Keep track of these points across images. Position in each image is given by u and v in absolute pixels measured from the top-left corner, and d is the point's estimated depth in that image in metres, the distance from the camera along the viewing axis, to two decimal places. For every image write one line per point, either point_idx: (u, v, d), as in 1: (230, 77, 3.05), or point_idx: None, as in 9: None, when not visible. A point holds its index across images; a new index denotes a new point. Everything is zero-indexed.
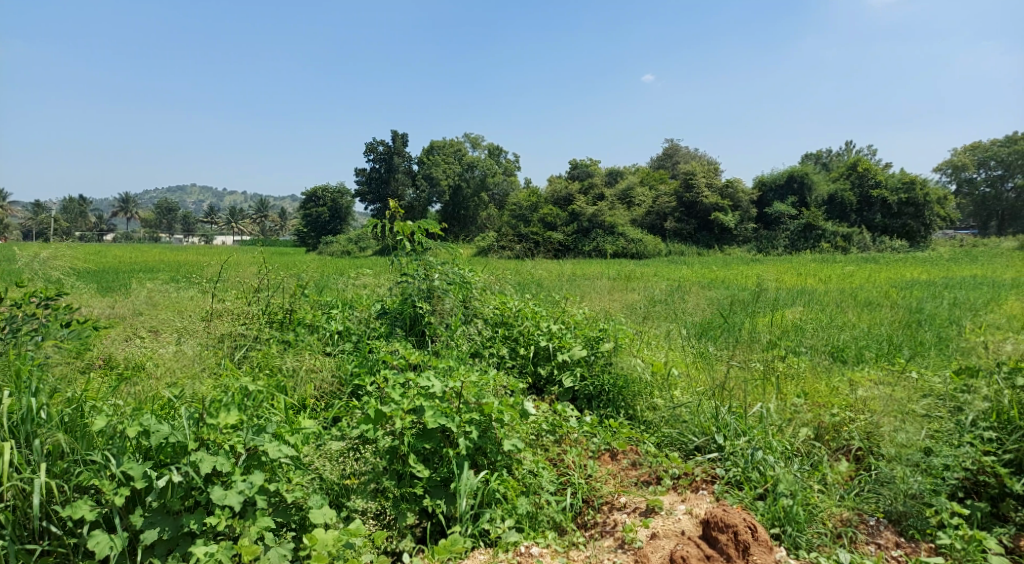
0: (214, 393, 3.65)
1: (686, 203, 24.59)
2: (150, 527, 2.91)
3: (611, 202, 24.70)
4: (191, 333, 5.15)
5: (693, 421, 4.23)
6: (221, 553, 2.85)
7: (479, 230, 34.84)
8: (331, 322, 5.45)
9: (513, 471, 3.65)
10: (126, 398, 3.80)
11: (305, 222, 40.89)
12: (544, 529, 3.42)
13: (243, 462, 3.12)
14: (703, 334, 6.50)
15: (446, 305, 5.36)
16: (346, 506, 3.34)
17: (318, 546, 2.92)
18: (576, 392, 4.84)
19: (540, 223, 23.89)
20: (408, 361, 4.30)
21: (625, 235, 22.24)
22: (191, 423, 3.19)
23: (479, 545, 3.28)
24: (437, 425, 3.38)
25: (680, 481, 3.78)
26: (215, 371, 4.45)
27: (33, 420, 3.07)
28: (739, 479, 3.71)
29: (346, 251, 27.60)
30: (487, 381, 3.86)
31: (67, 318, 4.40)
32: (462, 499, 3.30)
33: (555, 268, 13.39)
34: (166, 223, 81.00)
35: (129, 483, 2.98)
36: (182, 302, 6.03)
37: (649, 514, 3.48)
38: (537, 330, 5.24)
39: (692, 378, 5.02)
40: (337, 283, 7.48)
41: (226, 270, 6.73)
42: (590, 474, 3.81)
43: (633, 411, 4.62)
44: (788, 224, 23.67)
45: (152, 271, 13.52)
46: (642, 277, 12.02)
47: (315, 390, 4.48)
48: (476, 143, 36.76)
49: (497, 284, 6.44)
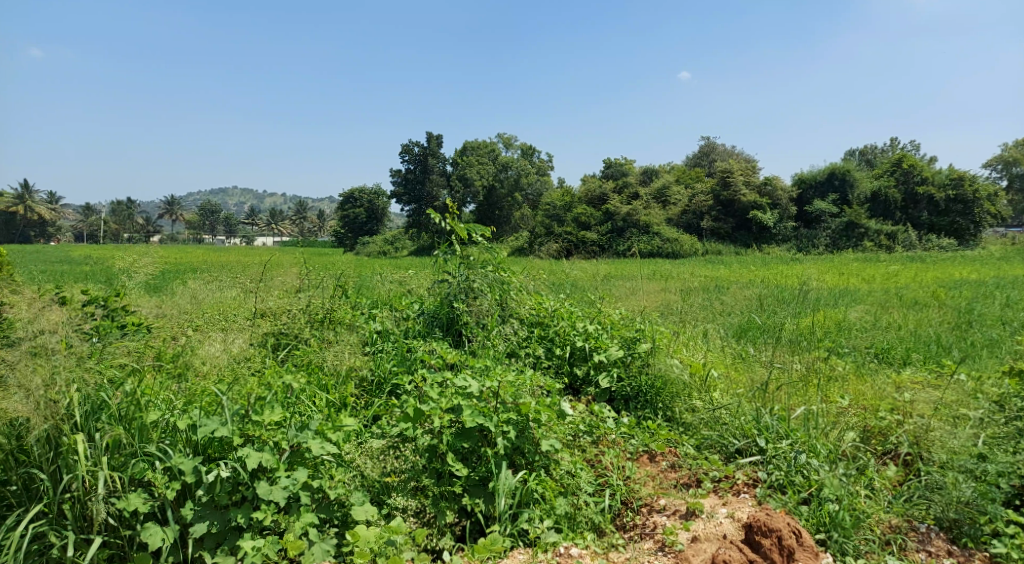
0: (259, 390, 3.75)
1: (723, 202, 24.26)
2: (199, 520, 2.98)
3: (646, 200, 24.48)
4: (236, 329, 5.28)
5: (733, 424, 4.16)
6: (268, 548, 2.93)
7: (514, 232, 33.68)
8: (370, 321, 5.53)
9: (550, 471, 3.66)
10: (177, 392, 3.93)
11: (341, 223, 41.48)
12: (582, 531, 3.41)
13: (287, 458, 3.21)
14: (742, 335, 6.40)
15: (483, 304, 5.39)
16: (387, 504, 3.39)
17: (360, 542, 3.02)
18: (613, 393, 4.81)
19: (574, 223, 23.84)
20: (445, 361, 4.35)
21: (659, 233, 21.99)
22: (238, 419, 3.29)
23: (518, 545, 3.28)
24: (475, 424, 3.42)
25: (721, 484, 3.71)
26: (260, 369, 4.56)
27: (94, 414, 3.21)
28: (783, 483, 3.63)
29: (382, 251, 28.02)
30: (523, 380, 3.89)
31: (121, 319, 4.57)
32: (500, 498, 3.32)
33: (591, 268, 13.34)
34: (209, 224, 83.38)
35: (180, 476, 3.09)
36: (227, 301, 6.19)
37: (689, 517, 3.43)
38: (573, 330, 5.24)
39: (732, 380, 4.94)
40: (377, 282, 7.58)
41: (269, 270, 6.88)
42: (628, 476, 3.79)
43: (671, 412, 4.57)
44: (828, 222, 23.13)
45: (198, 270, 13.96)
46: (679, 276, 11.91)
47: (355, 388, 4.55)
48: (510, 143, 36.81)
49: (533, 284, 6.45)
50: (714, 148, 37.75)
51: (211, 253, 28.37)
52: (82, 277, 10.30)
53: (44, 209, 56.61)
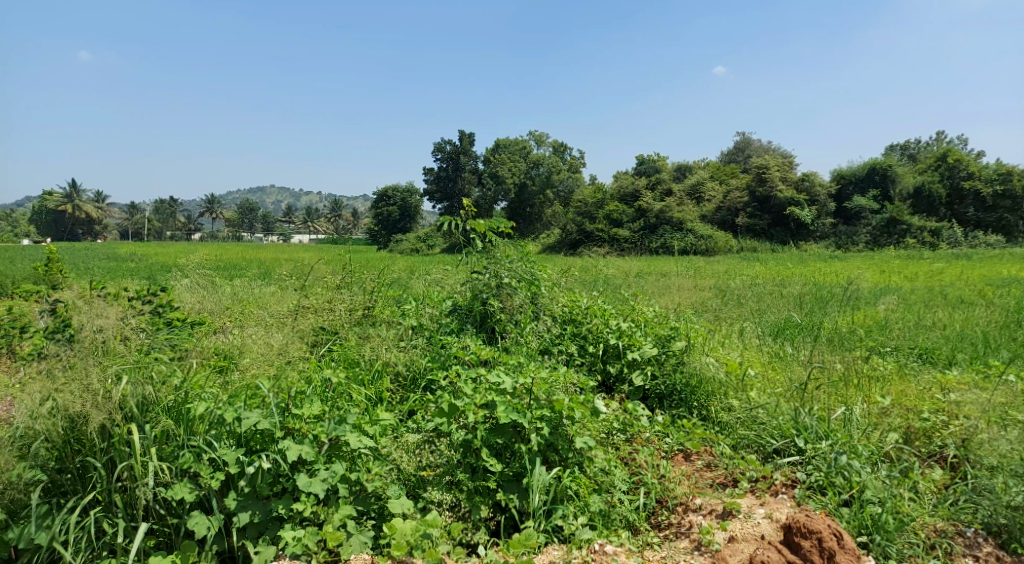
0: (299, 384, 3.84)
1: (759, 198, 23.83)
2: (242, 510, 3.06)
3: (680, 197, 24.17)
4: (276, 325, 5.39)
5: (771, 424, 4.10)
6: (308, 539, 3.00)
7: (545, 229, 34.10)
8: (405, 317, 5.59)
9: (584, 468, 3.66)
10: (220, 384, 4.04)
11: (375, 220, 41.99)
12: (617, 528, 3.40)
13: (326, 451, 3.28)
14: (779, 333, 6.29)
15: (516, 301, 5.41)
16: (423, 498, 3.42)
17: (397, 535, 3.05)
18: (646, 391, 4.78)
19: (606, 220, 23.68)
20: (479, 357, 4.38)
21: (693, 230, 21.72)
22: (279, 412, 3.38)
23: (553, 541, 3.28)
24: (509, 420, 3.44)
25: (758, 484, 3.65)
26: (299, 363, 4.65)
27: (144, 405, 3.32)
28: (823, 484, 3.56)
29: (415, 248, 28.26)
30: (556, 378, 3.90)
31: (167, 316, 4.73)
32: (535, 494, 3.34)
33: (624, 266, 13.25)
34: (246, 223, 85.22)
35: (224, 467, 3.17)
36: (268, 297, 6.32)
37: (726, 517, 3.38)
38: (606, 327, 5.18)
39: (768, 379, 4.86)
40: (412, 279, 7.66)
41: (307, 267, 7.00)
42: (663, 475, 3.77)
43: (707, 411, 4.52)
44: (868, 219, 22.58)
45: (238, 268, 14.29)
46: (714, 274, 11.75)
47: (391, 383, 4.61)
48: (542, 140, 36.74)
49: (565, 281, 6.44)
50: (750, 143, 37.11)
51: (250, 250, 29.00)
52: (129, 274, 10.64)
53: (91, 208, 58.63)
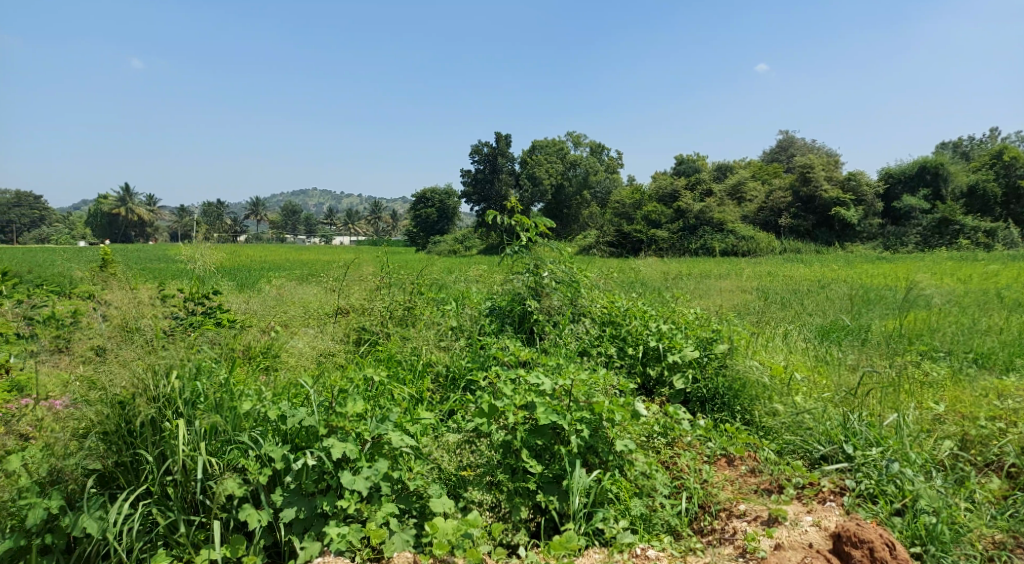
0: (341, 384, 3.90)
1: (803, 198, 23.27)
2: (288, 506, 3.14)
3: (720, 197, 23.77)
4: (319, 325, 5.50)
5: (818, 429, 4.00)
6: (352, 535, 3.06)
7: (582, 230, 33.83)
8: (444, 318, 5.64)
9: (625, 471, 3.63)
10: (266, 382, 4.13)
11: (413, 222, 42.45)
12: (659, 533, 3.36)
13: (369, 449, 3.33)
14: (825, 336, 6.13)
15: (554, 302, 5.42)
16: (463, 497, 3.43)
17: (439, 534, 3.07)
18: (688, 394, 4.71)
19: (644, 221, 23.47)
20: (518, 358, 4.38)
21: (734, 231, 21.33)
22: (322, 410, 3.44)
23: (593, 544, 3.26)
24: (549, 422, 3.44)
25: (805, 491, 3.56)
26: (341, 363, 4.74)
27: (194, 400, 3.40)
28: (873, 492, 3.45)
29: (452, 250, 28.50)
30: (596, 380, 3.88)
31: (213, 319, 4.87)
32: (575, 497, 3.33)
33: (664, 267, 13.11)
34: (289, 225, 87.14)
35: (271, 463, 3.25)
36: (311, 296, 6.45)
37: (772, 524, 3.30)
38: (646, 329, 5.10)
39: (814, 384, 4.75)
40: (451, 280, 7.71)
41: (349, 268, 7.12)
42: (706, 479, 3.71)
43: (750, 416, 4.43)
44: (919, 219, 21.89)
45: (283, 269, 14.61)
46: (757, 275, 11.54)
47: (432, 382, 4.66)
48: (579, 141, 36.61)
49: (604, 282, 6.41)
50: (793, 142, 36.30)
51: (293, 252, 29.79)
52: (182, 274, 11.01)
53: (143, 210, 60.80)
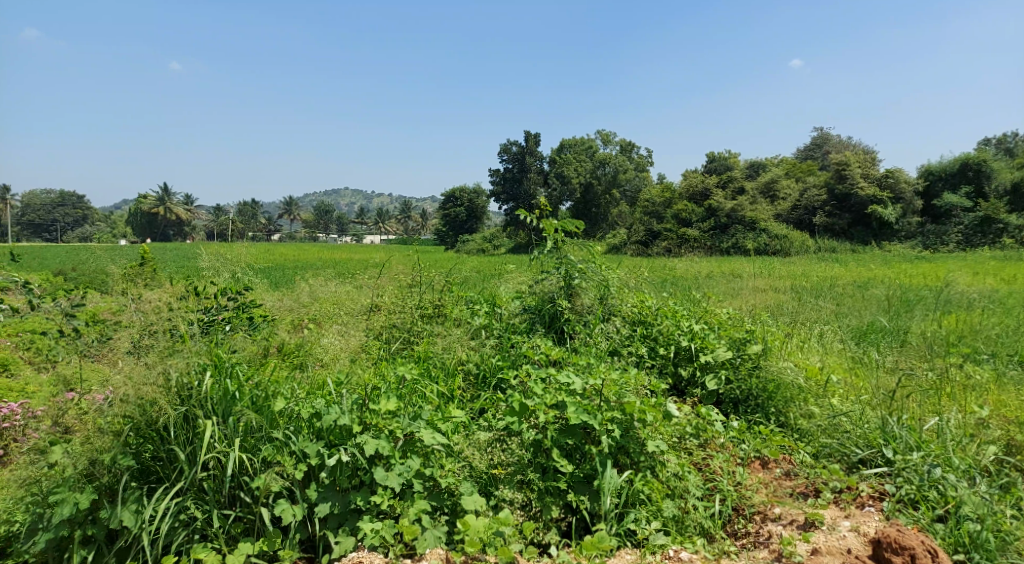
0: (374, 382, 3.95)
1: (838, 196, 22.78)
2: (323, 501, 3.19)
3: (753, 195, 23.41)
4: (351, 323, 5.57)
5: (856, 433, 3.91)
6: (385, 531, 3.10)
7: (611, 229, 33.63)
8: (474, 316, 5.66)
9: (657, 472, 3.60)
10: (300, 379, 4.19)
11: (442, 221, 42.71)
12: (691, 535, 3.33)
13: (401, 446, 3.37)
14: (862, 338, 5.98)
15: (585, 301, 5.41)
16: (494, 495, 3.44)
17: (471, 531, 3.08)
18: (720, 396, 4.64)
19: (674, 220, 23.22)
20: (549, 358, 4.38)
21: (767, 230, 20.97)
22: (356, 406, 3.49)
23: (625, 545, 3.25)
24: (580, 422, 3.44)
25: (842, 495, 3.49)
26: (373, 361, 4.79)
27: (230, 397, 3.47)
28: (914, 497, 3.37)
29: (481, 249, 28.57)
30: (627, 380, 3.85)
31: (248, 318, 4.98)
32: (606, 497, 3.31)
33: (695, 266, 12.96)
34: (320, 224, 88.37)
35: (306, 459, 3.30)
36: (343, 295, 6.54)
37: (808, 528, 3.24)
38: (678, 329, 5.04)
39: (852, 386, 4.64)
40: (480, 278, 7.73)
41: (380, 267, 7.19)
42: (739, 482, 3.66)
43: (785, 418, 4.35)
44: (960, 217, 21.19)
45: (316, 268, 14.80)
46: (791, 275, 11.33)
47: (463, 381, 4.68)
48: (609, 139, 36.39)
49: (635, 281, 6.36)
50: (828, 138, 35.55)
51: (324, 251, 30.21)
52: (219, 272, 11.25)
53: (180, 209, 62.38)
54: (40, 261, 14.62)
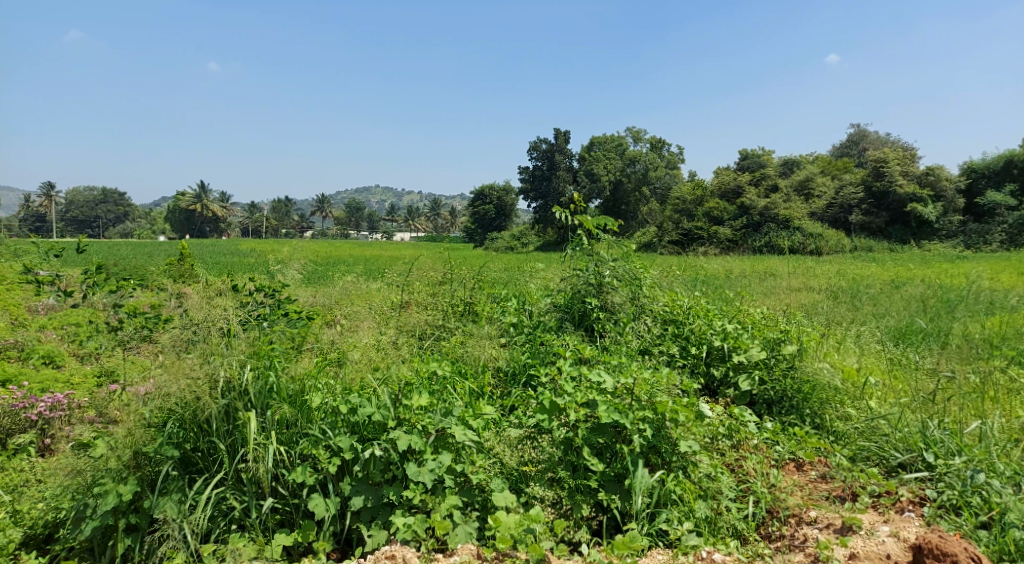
0: (405, 378, 3.99)
1: (876, 194, 22.26)
2: (357, 495, 3.23)
3: (786, 193, 23.00)
4: (381, 319, 5.63)
5: (895, 436, 3.82)
6: (417, 525, 3.13)
7: (640, 227, 33.35)
8: (504, 314, 5.67)
9: (689, 473, 3.56)
10: (334, 374, 4.25)
11: (471, 218, 42.84)
12: (724, 537, 3.29)
13: (433, 441, 3.39)
14: (901, 339, 5.84)
15: (615, 300, 5.38)
16: (525, 492, 3.44)
17: (502, 528, 3.09)
18: (754, 396, 4.56)
19: (706, 218, 22.90)
20: (579, 356, 4.36)
21: (801, 228, 20.56)
22: (389, 402, 3.53)
23: (657, 545, 3.22)
24: (610, 420, 3.41)
25: (881, 500, 3.41)
26: (404, 357, 4.83)
27: (266, 392, 3.53)
28: (956, 503, 3.28)
29: (509, 247, 28.55)
30: (659, 379, 3.82)
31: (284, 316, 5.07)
32: (638, 496, 3.29)
33: (728, 265, 12.78)
34: (351, 222, 89.41)
35: (339, 453, 3.35)
36: (375, 292, 6.61)
37: (845, 532, 3.18)
38: (710, 329, 4.96)
39: (890, 388, 4.54)
40: (510, 276, 7.74)
41: (411, 264, 7.25)
42: (774, 484, 3.59)
43: (820, 420, 4.27)
44: (1004, 215, 20.50)
45: (348, 265, 14.95)
46: (828, 275, 11.11)
47: (492, 377, 4.69)
48: (639, 136, 36.06)
49: (666, 280, 6.31)
50: (865, 135, 34.77)
51: (355, 248, 30.57)
52: (255, 268, 11.46)
53: (217, 206, 63.73)
54: (85, 254, 15.07)
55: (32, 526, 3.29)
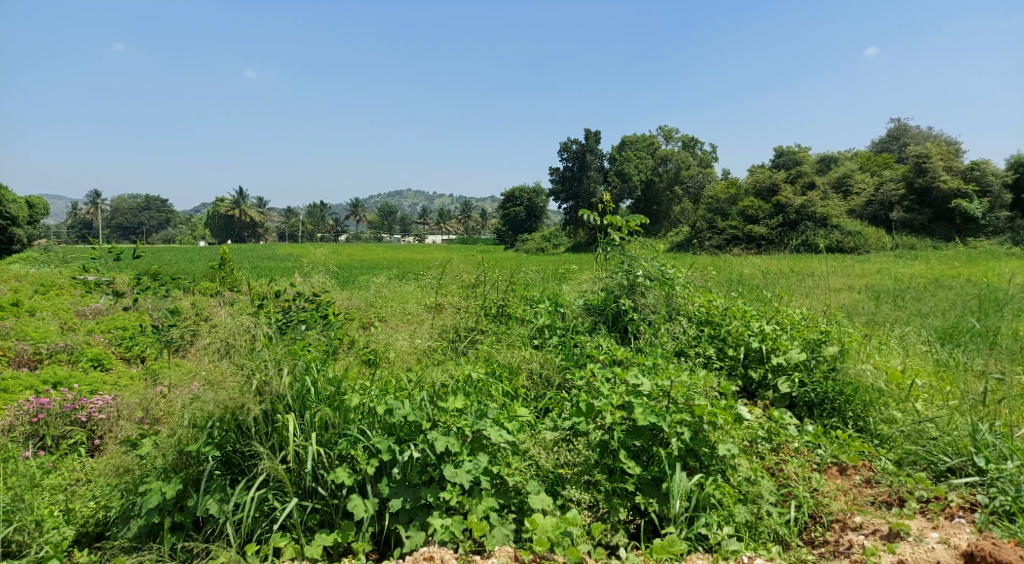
0: (441, 380, 4.01)
1: (918, 189, 21.63)
2: (395, 496, 3.26)
3: (823, 191, 22.51)
4: (416, 321, 5.68)
5: (943, 440, 3.70)
6: (455, 527, 3.14)
7: (672, 226, 32.99)
8: (537, 315, 5.67)
9: (727, 477, 3.50)
10: (370, 376, 4.30)
11: (501, 220, 42.88)
12: (765, 542, 3.23)
13: (469, 443, 3.41)
14: (948, 339, 5.66)
15: (650, 301, 5.32)
16: (561, 495, 3.44)
17: (539, 530, 3.09)
18: (794, 398, 4.46)
19: (740, 217, 22.52)
20: (614, 358, 4.33)
21: (839, 226, 20.07)
22: (425, 404, 3.55)
23: (697, 549, 3.18)
24: (647, 423, 3.37)
25: (929, 506, 3.30)
26: (439, 359, 4.87)
27: (305, 395, 3.59)
28: (1010, 509, 3.15)
29: (540, 248, 28.51)
30: (696, 382, 3.77)
31: (321, 321, 5.17)
32: (676, 500, 3.25)
33: (765, 264, 12.56)
34: (382, 225, 90.40)
35: (377, 455, 3.38)
36: (410, 295, 6.68)
37: (892, 538, 3.09)
38: (748, 330, 4.88)
39: (937, 390, 4.39)
40: (542, 278, 7.74)
41: (444, 267, 7.30)
42: (816, 488, 3.52)
43: (864, 423, 4.17)
44: None
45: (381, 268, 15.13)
46: (869, 273, 10.81)
47: (527, 380, 4.69)
48: (671, 135, 35.68)
49: (701, 281, 6.23)
50: (905, 130, 33.77)
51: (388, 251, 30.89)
52: (292, 271, 11.67)
53: (253, 212, 65.09)
54: (131, 260, 15.55)
55: (84, 525, 3.39)
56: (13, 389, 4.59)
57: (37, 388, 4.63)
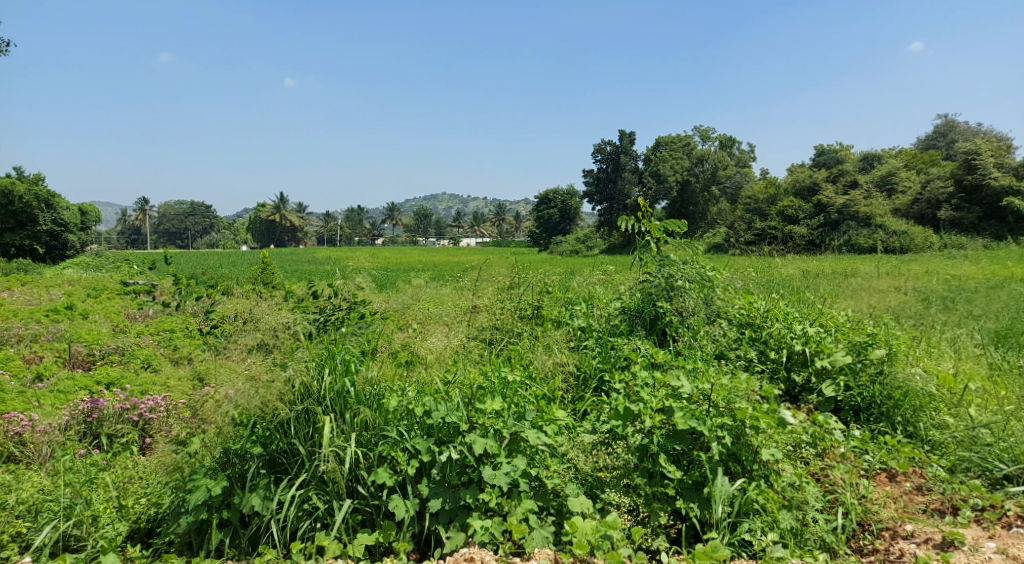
0: (478, 383, 4.02)
1: (967, 187, 20.84)
2: (435, 497, 3.29)
3: (866, 190, 21.96)
4: (452, 324, 5.72)
5: (999, 446, 3.56)
6: (495, 528, 3.15)
7: (708, 227, 32.51)
8: (574, 317, 5.66)
9: (771, 482, 3.41)
10: (408, 378, 4.35)
11: (535, 222, 42.92)
12: (811, 549, 3.17)
13: (507, 445, 3.41)
14: (1003, 342, 5.44)
15: (688, 304, 5.24)
16: (601, 498, 3.43)
17: (579, 533, 3.08)
18: (839, 402, 4.34)
19: (779, 217, 22.11)
20: (652, 361, 4.28)
21: (883, 226, 19.53)
22: (462, 406, 3.57)
23: (740, 556, 3.13)
24: (687, 427, 3.31)
25: (984, 515, 3.19)
26: (476, 361, 4.89)
27: (344, 396, 3.63)
28: None
29: (575, 250, 28.43)
30: (737, 385, 3.70)
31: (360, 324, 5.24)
32: (718, 505, 3.19)
33: (807, 265, 12.30)
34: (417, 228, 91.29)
35: (416, 456, 3.41)
36: (447, 297, 6.73)
37: (946, 548, 2.99)
38: (790, 332, 4.76)
39: (991, 395, 4.23)
40: (578, 279, 7.72)
41: (480, 269, 7.34)
42: (864, 495, 3.42)
43: (914, 428, 4.04)
44: None
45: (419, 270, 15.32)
46: (918, 274, 10.47)
47: (564, 382, 4.68)
48: (707, 135, 35.19)
49: (741, 282, 6.13)
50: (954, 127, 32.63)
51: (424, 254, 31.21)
52: (333, 273, 11.88)
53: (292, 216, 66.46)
54: (178, 264, 16.07)
55: (137, 521, 3.47)
56: (69, 390, 4.78)
57: (91, 389, 4.80)
